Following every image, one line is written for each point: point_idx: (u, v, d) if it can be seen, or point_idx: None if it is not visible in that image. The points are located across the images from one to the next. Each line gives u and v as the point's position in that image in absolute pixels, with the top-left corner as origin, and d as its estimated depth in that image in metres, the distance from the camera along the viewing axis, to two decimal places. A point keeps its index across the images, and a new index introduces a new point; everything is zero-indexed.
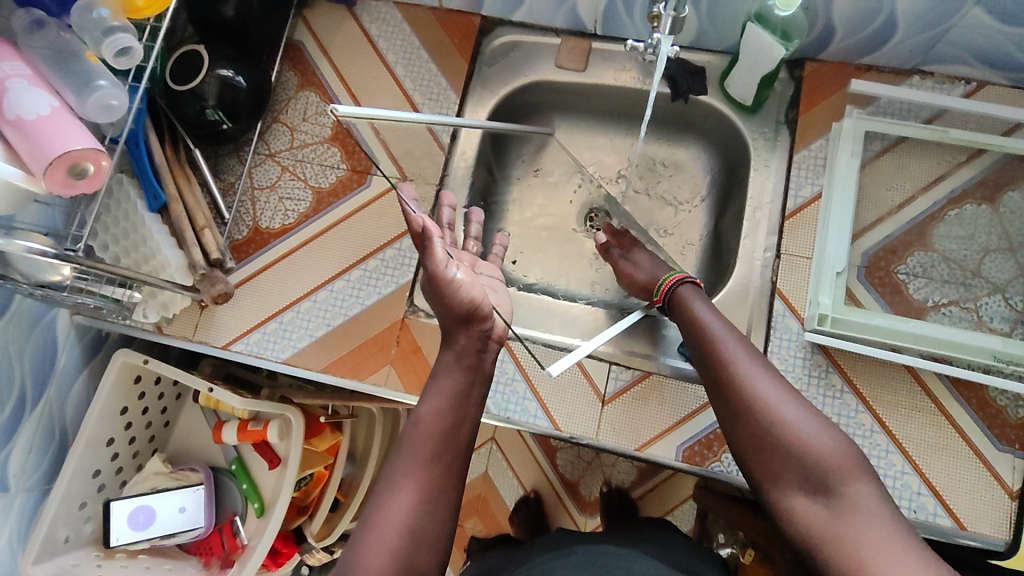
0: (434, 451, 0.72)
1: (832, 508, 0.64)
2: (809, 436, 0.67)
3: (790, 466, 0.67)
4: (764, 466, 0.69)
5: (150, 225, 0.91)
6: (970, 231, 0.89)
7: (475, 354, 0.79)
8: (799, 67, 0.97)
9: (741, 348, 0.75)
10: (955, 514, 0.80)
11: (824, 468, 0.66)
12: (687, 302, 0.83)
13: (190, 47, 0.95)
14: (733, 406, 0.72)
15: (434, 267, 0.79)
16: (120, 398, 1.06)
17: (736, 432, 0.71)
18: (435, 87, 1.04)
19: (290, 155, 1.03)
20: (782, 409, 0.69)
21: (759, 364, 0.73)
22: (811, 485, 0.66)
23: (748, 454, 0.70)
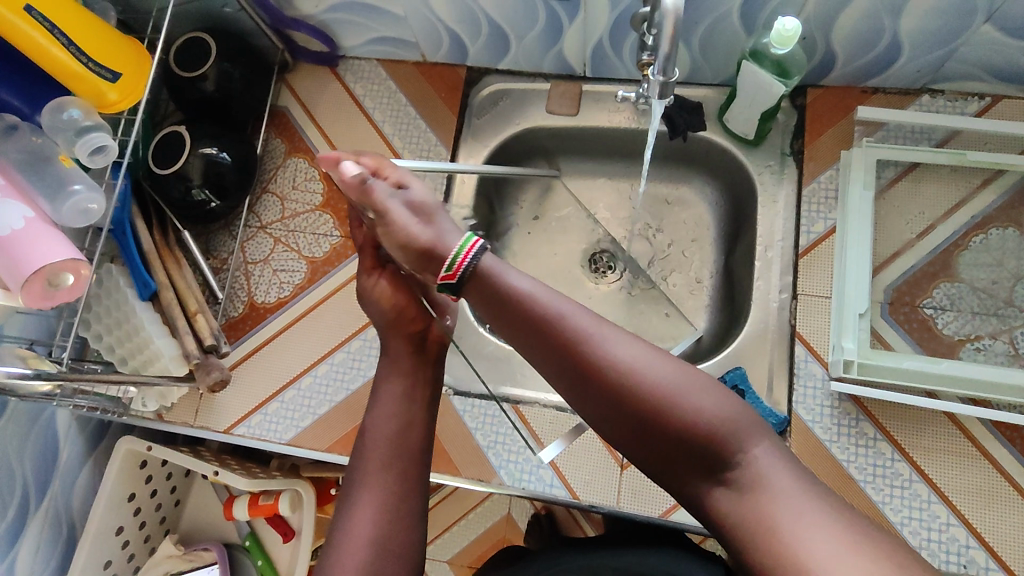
0: (388, 457, 0.73)
1: (733, 482, 0.59)
2: (681, 410, 0.59)
3: (674, 449, 0.60)
4: (648, 452, 0.62)
5: (140, 314, 0.88)
6: (999, 257, 0.84)
7: (410, 356, 0.80)
8: (801, 95, 0.93)
9: (588, 322, 0.62)
10: (1010, 568, 0.74)
11: (706, 437, 0.59)
12: (494, 278, 0.65)
13: (172, 128, 0.93)
14: (594, 397, 0.62)
15: (363, 275, 0.81)
16: (127, 485, 1.04)
17: (608, 424, 0.63)
18: (424, 143, 1.01)
19: (281, 226, 1.01)
20: (646, 387, 0.59)
21: (612, 343, 0.61)
22: (702, 464, 0.60)
23: (625, 440, 0.63)
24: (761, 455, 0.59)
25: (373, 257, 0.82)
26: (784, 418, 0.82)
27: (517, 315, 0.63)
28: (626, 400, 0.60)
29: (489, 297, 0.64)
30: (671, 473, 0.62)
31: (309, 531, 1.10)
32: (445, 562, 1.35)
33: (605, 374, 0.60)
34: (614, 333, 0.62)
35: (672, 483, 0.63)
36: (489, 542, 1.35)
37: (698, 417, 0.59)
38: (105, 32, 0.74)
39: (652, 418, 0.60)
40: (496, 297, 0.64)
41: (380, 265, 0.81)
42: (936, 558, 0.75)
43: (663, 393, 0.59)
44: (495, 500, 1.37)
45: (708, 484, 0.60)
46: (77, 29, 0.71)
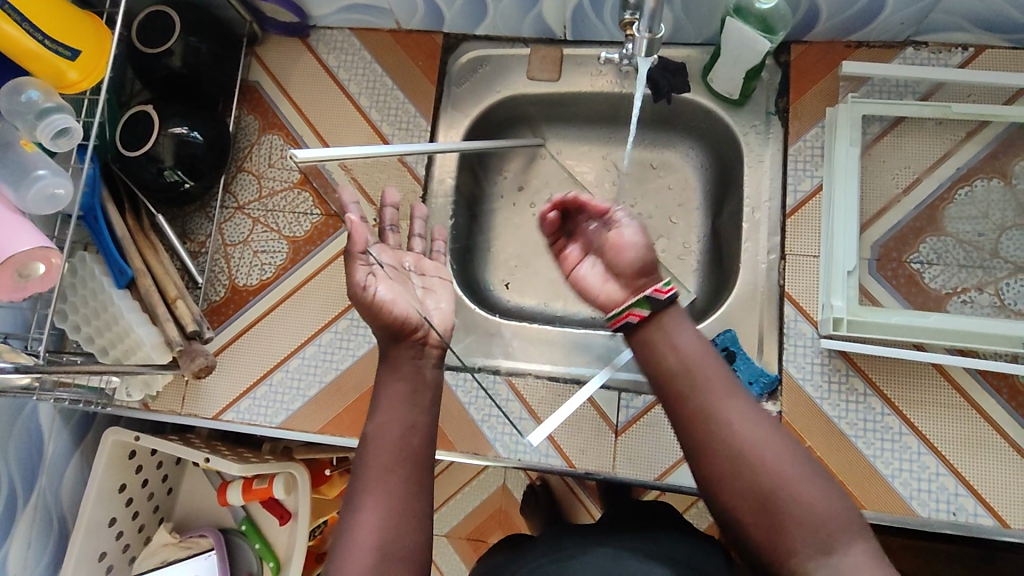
0: (391, 460, 0.72)
1: (834, 566, 0.60)
2: (801, 482, 0.65)
3: (787, 529, 0.63)
4: (760, 527, 0.64)
5: (118, 302, 0.86)
6: (984, 209, 0.84)
7: (411, 363, 0.79)
8: (785, 52, 0.91)
9: (733, 398, 0.72)
10: (997, 512, 0.76)
11: (824, 525, 0.62)
12: (672, 340, 0.77)
13: (139, 108, 0.89)
14: (725, 457, 0.68)
15: (354, 291, 0.77)
16: (117, 475, 1.02)
17: (729, 487, 0.67)
18: (403, 115, 0.98)
19: (259, 206, 0.98)
20: (775, 455, 0.67)
21: (753, 416, 0.70)
22: (810, 542, 0.62)
23: (737, 508, 0.66)
24: (861, 548, 0.61)
25: (364, 267, 0.78)
26: (774, 376, 0.83)
27: (675, 372, 0.75)
28: (752, 457, 0.67)
29: (650, 350, 0.78)
30: (774, 554, 0.63)
31: (305, 513, 1.09)
32: (444, 536, 1.36)
33: (742, 435, 0.68)
34: (751, 415, 0.70)
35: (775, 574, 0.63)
36: (484, 514, 1.36)
37: (812, 495, 0.64)
38: (60, 6, 0.70)
39: (770, 485, 0.65)
40: (664, 354, 0.77)
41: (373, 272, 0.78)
42: (926, 507, 0.77)
43: (786, 468, 0.66)
44: (489, 472, 1.37)
45: (808, 565, 0.61)
46: (28, 6, 0.67)
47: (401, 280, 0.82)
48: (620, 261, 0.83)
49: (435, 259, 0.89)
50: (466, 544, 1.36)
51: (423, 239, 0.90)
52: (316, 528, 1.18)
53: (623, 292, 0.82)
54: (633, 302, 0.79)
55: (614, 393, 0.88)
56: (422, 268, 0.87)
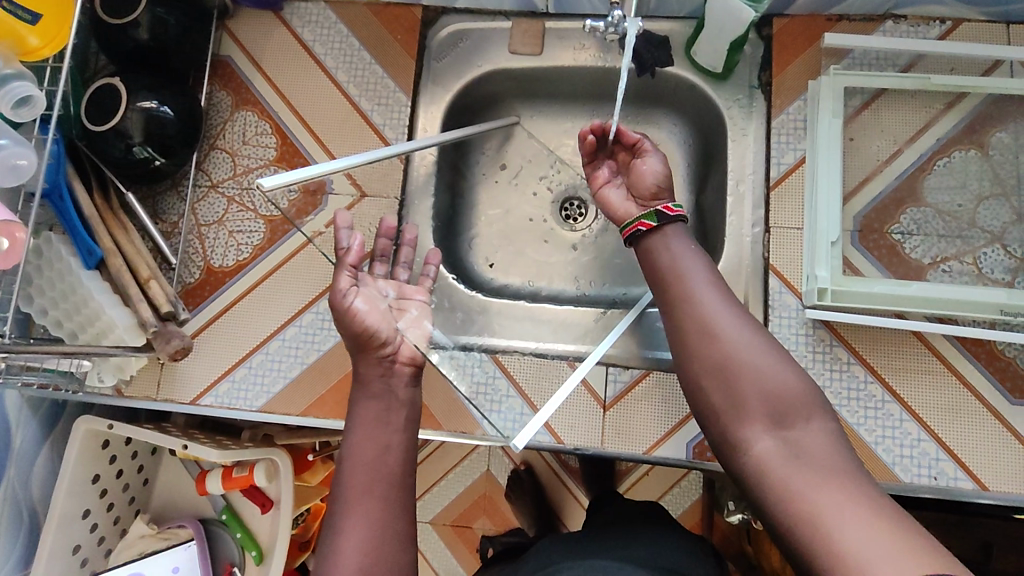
0: (368, 480, 0.70)
1: (786, 438, 0.60)
2: (768, 366, 0.64)
3: (747, 397, 0.63)
4: (721, 395, 0.64)
5: (88, 284, 0.83)
6: (962, 180, 0.85)
7: (380, 381, 0.78)
8: (767, 25, 0.91)
9: (710, 279, 0.72)
10: (976, 475, 0.78)
11: (783, 399, 0.62)
12: (668, 243, 0.74)
13: (105, 81, 0.85)
14: (695, 328, 0.68)
15: (335, 297, 0.80)
16: (90, 465, 0.99)
17: (696, 363, 0.67)
18: (382, 90, 0.96)
19: (234, 184, 0.95)
20: (747, 336, 0.66)
21: (729, 303, 0.69)
22: (766, 415, 0.61)
23: (702, 381, 0.66)
24: (820, 428, 0.61)
25: (347, 278, 0.81)
26: None
27: (662, 266, 0.73)
28: (722, 336, 0.66)
29: (647, 255, 0.75)
30: (732, 420, 0.63)
31: (287, 500, 1.07)
32: (427, 523, 1.35)
33: (717, 316, 0.67)
34: (726, 299, 0.69)
35: (729, 445, 0.63)
36: (468, 501, 1.35)
37: (776, 372, 0.63)
38: None
39: (738, 364, 0.64)
40: (656, 252, 0.74)
41: (353, 286, 0.81)
42: (908, 472, 0.78)
43: (760, 350, 0.65)
44: (472, 458, 1.36)
45: (761, 434, 0.61)
46: None
47: (377, 299, 0.83)
48: (640, 186, 0.81)
49: (420, 285, 0.88)
50: (450, 531, 1.35)
51: (410, 266, 0.89)
52: (300, 516, 1.17)
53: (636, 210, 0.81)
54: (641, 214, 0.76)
55: (602, 367, 0.87)
56: (403, 293, 0.86)
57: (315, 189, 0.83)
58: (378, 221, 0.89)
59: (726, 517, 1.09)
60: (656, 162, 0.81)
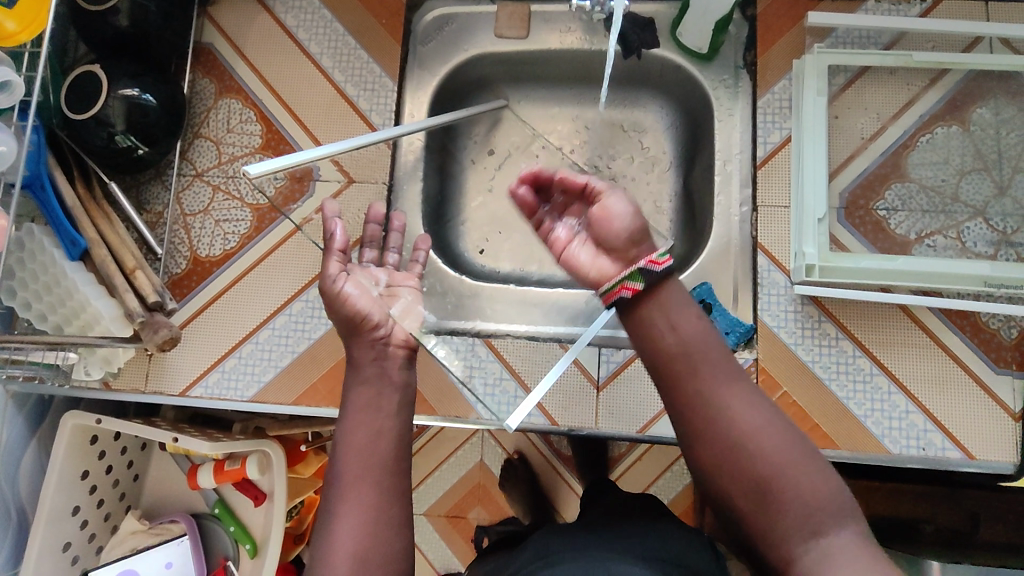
0: (363, 468, 0.69)
1: (822, 548, 0.57)
2: (789, 463, 0.61)
3: (781, 510, 0.60)
4: (751, 508, 0.61)
5: (73, 275, 0.81)
6: (945, 155, 0.86)
7: (374, 365, 0.76)
8: (750, 6, 0.93)
9: (724, 363, 0.68)
10: (963, 444, 0.79)
11: (817, 506, 0.59)
12: (668, 313, 0.69)
13: (85, 69, 0.84)
14: (716, 436, 0.64)
15: (324, 282, 0.79)
16: (78, 461, 0.97)
17: (722, 473, 0.63)
18: (368, 76, 0.95)
19: (219, 173, 0.93)
20: (773, 433, 0.63)
21: (749, 398, 0.65)
22: (801, 525, 0.58)
23: (731, 492, 0.63)
24: (853, 532, 0.58)
25: (337, 264, 0.81)
26: (750, 327, 0.84)
27: (669, 349, 0.68)
28: (740, 429, 0.63)
29: (640, 327, 0.71)
30: (765, 529, 0.60)
31: (280, 492, 1.06)
32: (422, 514, 1.35)
33: (737, 416, 0.64)
34: (744, 393, 0.66)
35: (763, 549, 0.60)
36: (463, 490, 1.35)
37: (805, 476, 0.60)
38: None
39: (761, 463, 0.61)
40: (658, 336, 0.69)
41: (344, 272, 0.81)
42: (897, 444, 0.80)
43: (780, 444, 0.62)
44: (466, 448, 1.36)
45: (799, 545, 0.58)
46: None
47: (367, 285, 0.82)
48: (608, 232, 0.75)
49: (409, 271, 0.88)
50: (445, 521, 1.35)
51: (399, 252, 0.89)
52: (294, 508, 1.16)
53: (614, 267, 0.74)
54: (624, 274, 0.70)
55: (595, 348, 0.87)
56: (393, 280, 0.85)
57: (301, 175, 0.82)
58: (366, 208, 0.90)
59: None
60: (622, 205, 0.76)
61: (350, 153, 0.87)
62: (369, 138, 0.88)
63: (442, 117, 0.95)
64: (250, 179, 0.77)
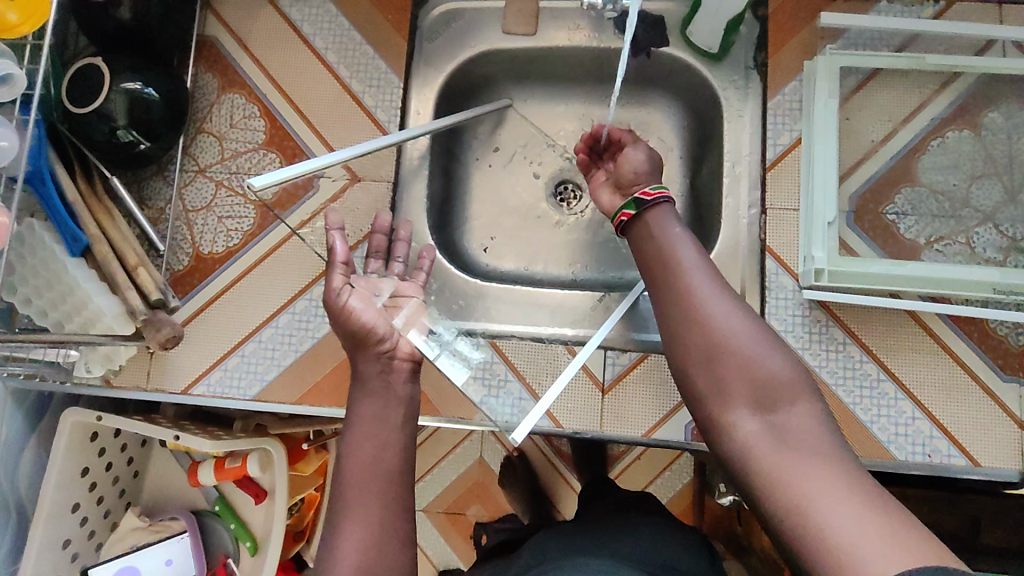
0: (367, 481, 0.67)
1: (772, 421, 0.57)
2: (754, 347, 0.61)
3: (731, 382, 0.59)
4: (706, 378, 0.61)
5: (74, 271, 0.80)
6: (955, 160, 0.86)
7: (379, 378, 0.75)
8: (762, 5, 0.91)
9: (699, 259, 0.69)
10: (968, 451, 0.79)
11: (767, 383, 0.58)
12: (656, 230, 0.72)
13: (86, 62, 0.83)
14: (680, 317, 0.65)
15: (328, 296, 0.78)
16: (79, 458, 0.97)
17: (685, 344, 0.63)
18: (374, 72, 0.94)
19: (222, 169, 0.92)
20: (738, 322, 0.62)
21: (722, 290, 0.65)
22: (750, 398, 0.58)
23: (690, 367, 0.63)
24: (807, 408, 0.57)
25: (340, 277, 0.80)
26: None
27: (655, 256, 0.70)
28: (707, 320, 0.63)
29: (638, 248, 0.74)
30: (717, 402, 0.60)
31: (281, 490, 1.05)
32: (422, 510, 1.35)
33: (710, 307, 0.64)
34: (719, 287, 0.66)
35: (714, 433, 0.60)
36: (462, 488, 1.35)
37: (766, 362, 0.60)
38: None
39: (726, 347, 0.61)
40: (648, 244, 0.72)
41: (348, 285, 0.79)
42: (903, 450, 0.79)
43: (749, 337, 0.62)
44: (466, 446, 1.36)
45: (744, 416, 0.58)
46: None
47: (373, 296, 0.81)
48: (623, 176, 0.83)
49: (413, 280, 0.88)
50: (444, 518, 1.35)
51: (405, 261, 0.88)
52: (294, 506, 1.15)
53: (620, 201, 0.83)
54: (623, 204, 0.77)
55: (600, 351, 0.86)
56: (398, 291, 0.84)
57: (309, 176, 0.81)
58: (371, 219, 0.88)
59: (719, 497, 1.11)
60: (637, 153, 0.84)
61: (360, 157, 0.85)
62: (377, 142, 0.86)
63: (448, 119, 0.93)
64: (255, 193, 0.75)
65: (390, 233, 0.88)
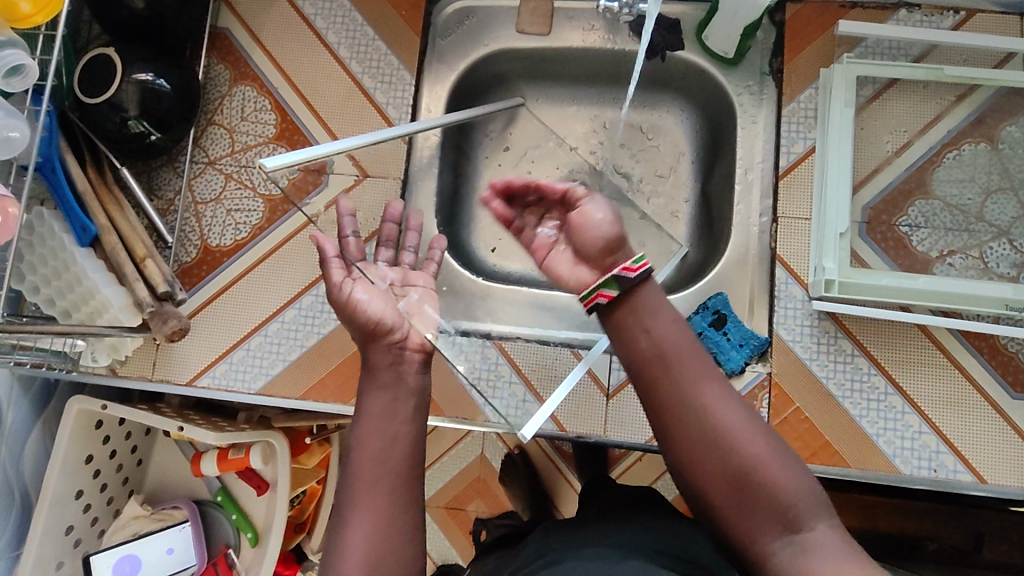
0: (376, 475, 0.67)
1: (795, 539, 0.62)
2: (772, 466, 0.65)
3: (755, 508, 0.64)
4: (734, 510, 0.65)
5: (82, 261, 0.81)
6: (971, 173, 0.85)
7: (390, 370, 0.74)
8: (780, 10, 0.90)
9: (701, 359, 0.70)
10: (975, 468, 0.78)
11: (788, 502, 0.63)
12: (647, 323, 0.71)
13: (99, 51, 0.83)
14: (700, 437, 0.67)
15: (331, 290, 0.77)
16: (83, 445, 0.97)
17: (702, 479, 0.66)
18: (386, 68, 0.93)
19: (232, 161, 0.92)
20: (749, 432, 0.66)
21: (729, 399, 0.68)
22: (777, 519, 0.63)
23: (718, 501, 0.66)
24: (829, 526, 0.62)
25: (340, 270, 0.78)
26: (763, 340, 0.84)
27: (656, 361, 0.70)
28: (717, 427, 0.66)
29: (620, 337, 0.73)
30: (747, 525, 0.64)
31: (283, 483, 1.05)
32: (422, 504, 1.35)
33: (719, 415, 0.67)
34: (724, 396, 0.68)
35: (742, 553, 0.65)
36: (464, 483, 1.35)
37: (783, 476, 0.64)
38: None
39: (749, 467, 0.65)
40: (633, 335, 0.71)
41: (352, 276, 0.78)
42: (909, 464, 0.79)
43: (762, 448, 0.66)
44: (468, 442, 1.36)
45: (773, 538, 0.63)
46: None
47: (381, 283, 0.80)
48: (582, 242, 0.78)
49: (425, 269, 0.87)
50: (444, 512, 1.35)
51: (416, 252, 0.88)
52: (295, 498, 1.15)
53: (592, 274, 0.76)
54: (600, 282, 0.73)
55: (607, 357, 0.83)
56: (407, 279, 0.84)
57: (315, 165, 0.81)
58: (383, 209, 0.87)
59: None
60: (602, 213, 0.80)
61: (365, 149, 0.86)
62: (382, 134, 0.87)
63: (457, 114, 0.93)
64: (267, 173, 0.78)
65: (400, 222, 0.87)
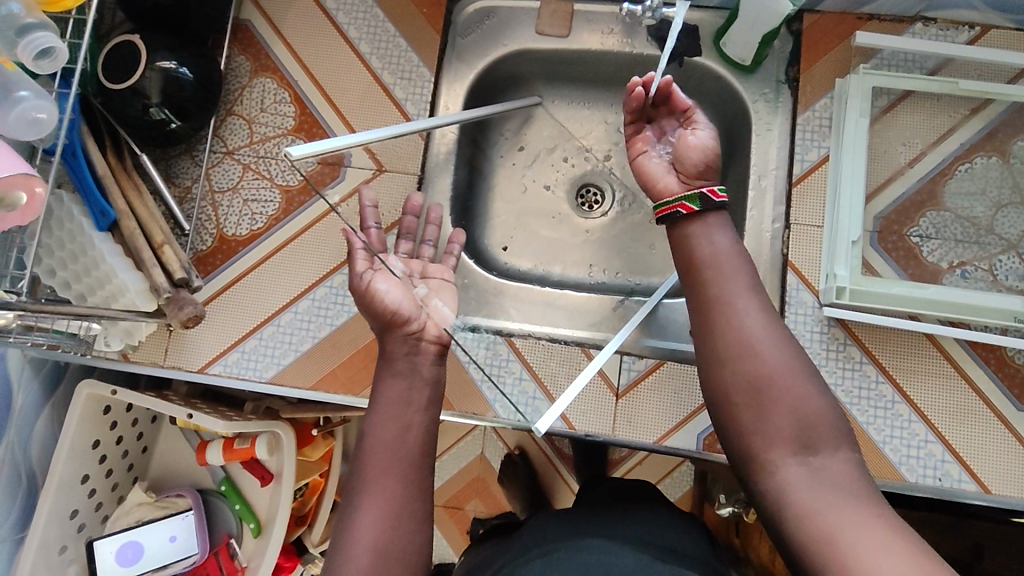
0: (391, 459, 0.68)
1: (811, 464, 0.57)
2: (801, 382, 0.60)
3: (775, 413, 0.59)
4: (751, 413, 0.60)
5: (99, 245, 0.81)
6: (982, 186, 0.86)
7: (405, 360, 0.76)
8: (797, 20, 0.91)
9: (745, 271, 0.67)
10: (979, 478, 0.79)
11: (806, 418, 0.59)
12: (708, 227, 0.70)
13: (123, 38, 0.83)
14: (732, 336, 0.63)
15: (355, 278, 0.80)
16: (91, 430, 0.97)
17: (729, 378, 0.62)
18: (406, 65, 0.94)
19: (250, 152, 0.93)
20: (783, 343, 0.62)
21: (771, 314, 0.64)
22: (794, 435, 0.58)
23: (734, 402, 0.61)
24: (845, 454, 0.58)
25: (365, 260, 0.80)
26: None
27: (705, 268, 0.67)
28: (762, 356, 0.61)
29: (684, 244, 0.70)
30: (760, 432, 0.59)
31: (287, 474, 1.05)
32: None
33: (756, 323, 0.63)
34: (764, 306, 0.65)
35: (750, 464, 0.60)
36: (462, 482, 1.36)
37: (809, 393, 0.60)
38: None
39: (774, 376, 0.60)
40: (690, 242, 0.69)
41: (373, 266, 0.80)
42: (914, 472, 0.79)
43: (795, 364, 0.61)
44: (466, 442, 1.36)
45: (788, 455, 0.58)
46: None
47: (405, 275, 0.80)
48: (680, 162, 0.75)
49: (444, 264, 0.86)
50: (443, 511, 1.35)
51: (435, 245, 0.87)
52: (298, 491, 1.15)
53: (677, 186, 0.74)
54: (684, 194, 0.70)
55: (617, 355, 0.87)
56: (428, 271, 0.83)
57: (337, 158, 0.80)
58: (404, 199, 0.87)
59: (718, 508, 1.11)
60: (707, 137, 0.76)
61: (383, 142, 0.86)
62: (406, 126, 0.88)
63: (474, 112, 0.94)
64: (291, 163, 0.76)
65: (421, 214, 0.87)
